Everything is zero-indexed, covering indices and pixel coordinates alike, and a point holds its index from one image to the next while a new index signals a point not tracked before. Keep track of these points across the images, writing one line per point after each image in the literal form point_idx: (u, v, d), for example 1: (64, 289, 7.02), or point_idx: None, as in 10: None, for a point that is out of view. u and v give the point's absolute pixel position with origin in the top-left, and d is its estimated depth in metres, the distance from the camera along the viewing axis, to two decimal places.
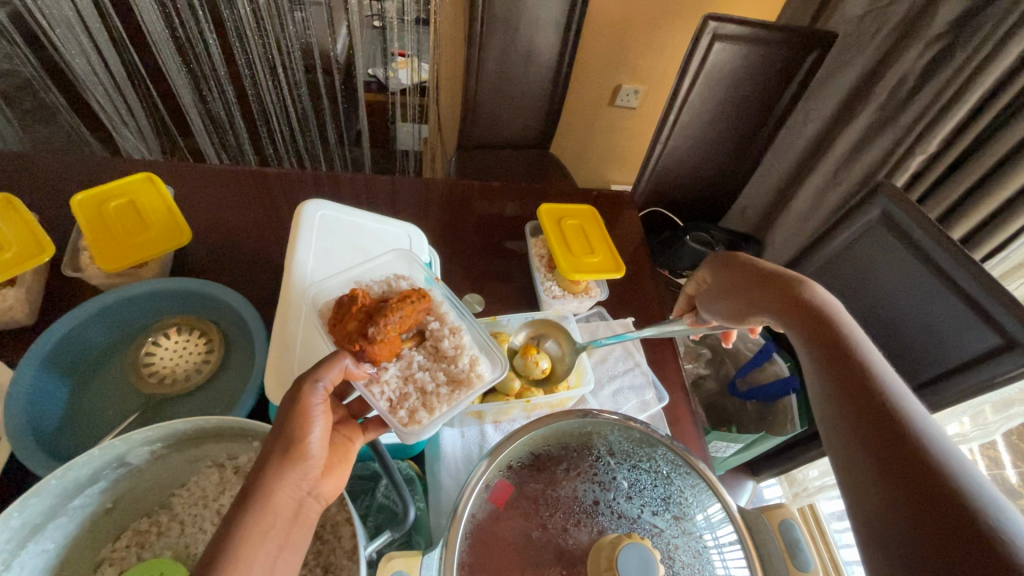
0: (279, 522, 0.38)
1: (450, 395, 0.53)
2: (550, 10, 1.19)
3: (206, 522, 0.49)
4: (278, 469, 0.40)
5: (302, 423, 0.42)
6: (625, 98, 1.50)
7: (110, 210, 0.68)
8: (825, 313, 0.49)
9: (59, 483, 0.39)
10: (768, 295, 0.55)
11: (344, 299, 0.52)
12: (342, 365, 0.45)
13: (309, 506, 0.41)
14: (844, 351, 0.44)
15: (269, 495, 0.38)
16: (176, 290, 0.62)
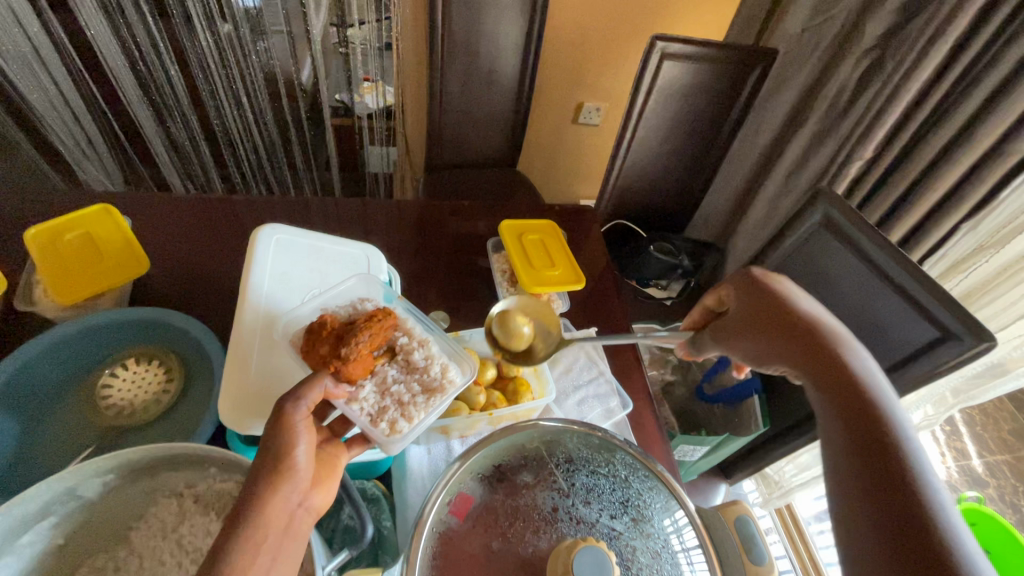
0: (272, 534, 0.38)
1: (427, 402, 0.55)
2: (508, 34, 1.24)
3: (165, 554, 0.49)
4: (267, 485, 0.40)
5: (288, 439, 0.43)
6: (588, 115, 1.54)
7: (66, 242, 0.67)
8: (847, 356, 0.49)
9: (6, 520, 0.39)
10: (773, 318, 0.55)
11: (313, 326, 0.53)
12: (320, 385, 0.46)
13: (302, 516, 0.41)
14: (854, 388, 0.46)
15: (259, 507, 0.38)
16: (134, 320, 0.62)
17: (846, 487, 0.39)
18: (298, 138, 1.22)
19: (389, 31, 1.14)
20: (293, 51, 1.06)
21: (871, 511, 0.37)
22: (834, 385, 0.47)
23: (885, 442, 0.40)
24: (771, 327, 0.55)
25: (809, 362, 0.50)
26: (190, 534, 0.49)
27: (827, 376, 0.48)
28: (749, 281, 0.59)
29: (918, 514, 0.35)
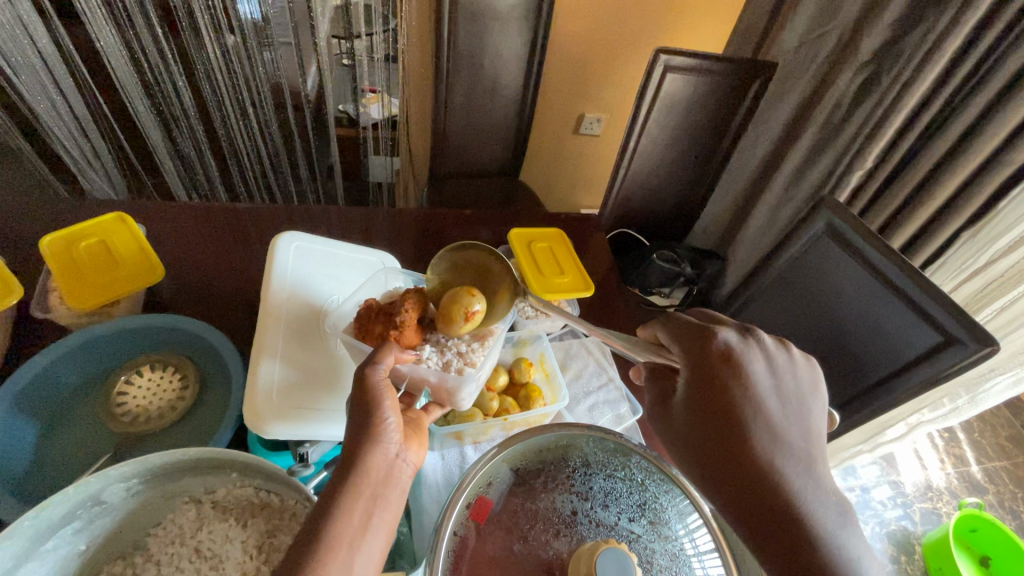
0: (375, 483, 0.42)
1: (483, 347, 0.58)
2: (511, 46, 1.26)
3: (183, 560, 0.49)
4: (368, 439, 0.44)
5: (374, 402, 0.46)
6: (588, 126, 1.56)
7: (81, 250, 0.67)
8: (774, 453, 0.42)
9: (33, 525, 0.39)
10: (716, 431, 0.44)
11: (360, 312, 0.56)
12: (391, 350, 0.50)
13: (399, 469, 0.45)
14: (783, 501, 0.40)
15: (363, 461, 0.43)
16: (149, 327, 0.62)
17: None
18: (303, 148, 1.23)
19: (395, 42, 1.15)
20: (300, 61, 1.07)
21: None
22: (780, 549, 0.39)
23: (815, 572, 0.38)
24: (711, 437, 0.44)
25: (749, 508, 0.41)
26: (208, 540, 0.49)
27: (773, 536, 0.40)
28: (703, 368, 0.46)
29: None
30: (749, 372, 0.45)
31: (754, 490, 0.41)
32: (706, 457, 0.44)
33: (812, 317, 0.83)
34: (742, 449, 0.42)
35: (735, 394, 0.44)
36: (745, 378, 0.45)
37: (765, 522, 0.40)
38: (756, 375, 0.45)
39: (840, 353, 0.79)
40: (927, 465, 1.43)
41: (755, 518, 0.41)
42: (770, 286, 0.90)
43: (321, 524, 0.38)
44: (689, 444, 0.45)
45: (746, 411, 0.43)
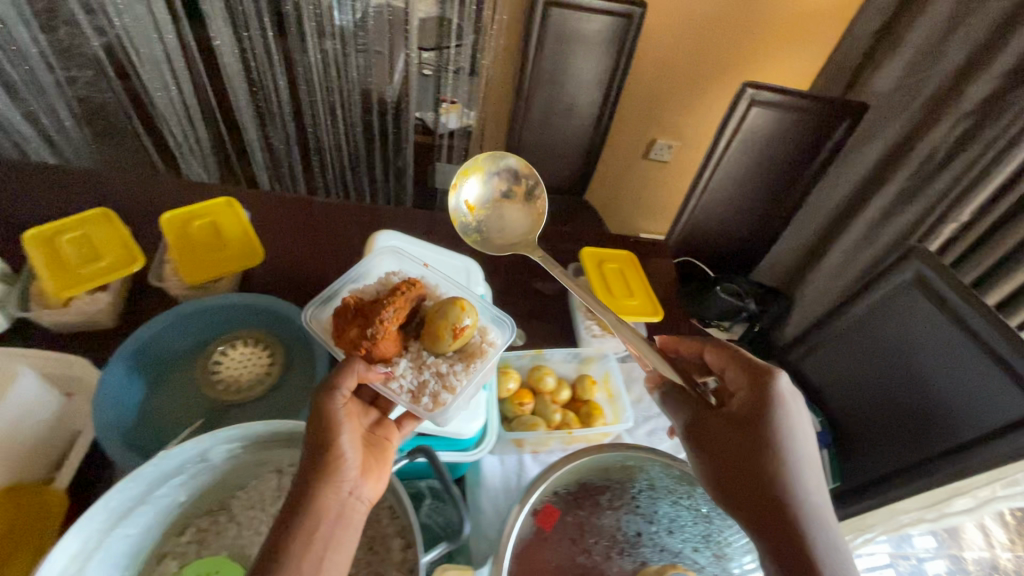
0: (327, 522, 0.42)
1: (467, 370, 0.57)
2: (591, 69, 1.27)
3: (261, 525, 0.53)
4: (320, 478, 0.44)
5: (331, 426, 0.46)
6: (659, 152, 1.56)
7: (194, 229, 0.73)
8: (795, 491, 0.45)
9: (154, 470, 0.43)
10: (754, 459, 0.46)
11: (339, 310, 0.56)
12: (352, 370, 0.49)
13: (351, 505, 0.45)
14: (793, 532, 0.43)
15: (314, 502, 0.43)
16: (249, 305, 0.67)
17: None
18: (381, 151, 1.29)
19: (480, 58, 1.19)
20: (391, 70, 1.12)
21: None
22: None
23: None
24: (744, 457, 0.47)
25: (769, 534, 0.44)
26: None
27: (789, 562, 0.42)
28: (759, 400, 0.49)
29: None
30: (797, 416, 0.49)
31: (776, 520, 0.44)
32: (731, 473, 0.47)
33: (889, 369, 0.80)
34: (772, 480, 0.45)
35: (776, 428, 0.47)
36: (793, 420, 0.48)
37: (777, 541, 0.43)
38: (801, 417, 0.49)
39: (919, 411, 0.76)
40: (993, 544, 1.32)
41: (771, 539, 0.44)
42: (843, 332, 0.87)
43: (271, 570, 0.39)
44: (724, 458, 0.48)
45: (785, 445, 0.47)
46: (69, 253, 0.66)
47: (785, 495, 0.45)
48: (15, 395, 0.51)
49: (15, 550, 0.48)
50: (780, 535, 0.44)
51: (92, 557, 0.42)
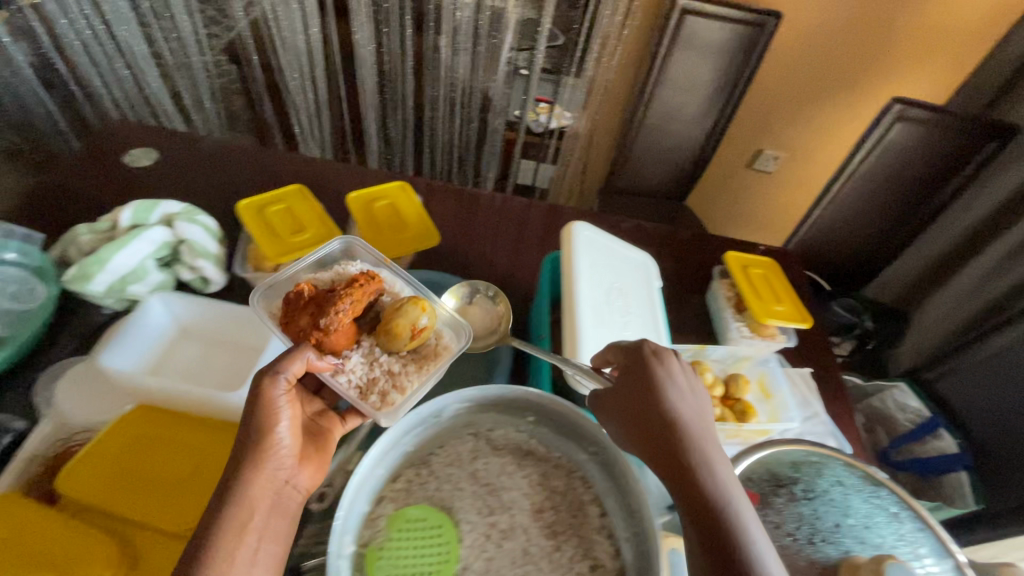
0: (257, 514, 0.44)
1: (418, 371, 0.55)
2: (708, 75, 1.26)
3: (460, 481, 0.57)
4: (253, 464, 0.45)
5: (269, 414, 0.47)
6: (763, 163, 1.49)
7: (376, 209, 0.79)
8: (704, 466, 0.42)
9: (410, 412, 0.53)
10: (663, 441, 0.43)
11: (291, 297, 0.54)
12: (301, 357, 0.48)
13: (288, 493, 0.47)
14: (712, 512, 0.39)
15: (244, 492, 0.44)
16: (431, 282, 0.76)
17: None
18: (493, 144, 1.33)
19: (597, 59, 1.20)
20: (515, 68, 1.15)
21: None
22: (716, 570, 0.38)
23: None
24: (649, 433, 0.44)
25: (691, 516, 0.40)
26: (484, 468, 0.58)
27: (714, 554, 0.38)
28: (647, 375, 0.46)
29: None
30: (689, 392, 0.46)
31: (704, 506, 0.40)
32: (644, 451, 0.44)
33: None
34: (677, 457, 0.42)
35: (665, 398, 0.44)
36: (688, 398, 0.45)
37: (696, 524, 0.40)
38: (682, 389, 0.46)
39: None
40: None
41: (692, 522, 0.40)
42: None
43: (206, 556, 0.40)
44: (638, 434, 0.45)
45: (673, 415, 0.44)
46: (278, 222, 0.73)
47: (703, 474, 0.41)
48: (269, 351, 0.60)
49: (202, 460, 0.54)
50: (697, 517, 0.40)
51: (359, 482, 0.49)
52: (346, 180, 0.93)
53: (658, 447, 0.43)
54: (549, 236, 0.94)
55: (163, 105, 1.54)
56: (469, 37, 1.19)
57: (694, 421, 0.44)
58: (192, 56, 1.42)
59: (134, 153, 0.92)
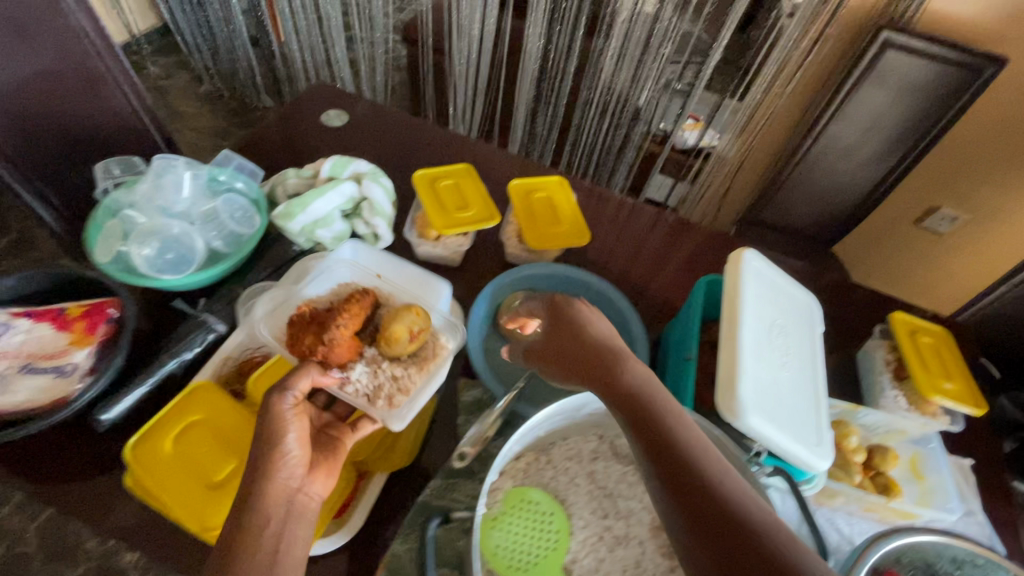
0: (274, 518, 0.45)
1: (420, 372, 0.59)
2: (892, 117, 1.15)
3: (578, 477, 0.58)
4: (265, 473, 0.47)
5: (278, 426, 0.48)
6: (936, 222, 1.33)
7: (535, 200, 0.82)
8: (635, 369, 0.49)
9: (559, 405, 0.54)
10: (597, 367, 0.49)
11: (293, 321, 0.59)
12: (308, 371, 0.52)
13: (301, 501, 0.48)
14: (651, 403, 0.45)
15: (260, 498, 0.46)
16: (569, 277, 0.72)
17: (669, 512, 0.41)
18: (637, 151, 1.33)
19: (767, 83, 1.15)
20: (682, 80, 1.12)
21: (695, 516, 0.39)
22: (674, 475, 0.41)
23: (683, 448, 0.42)
24: (588, 360, 0.50)
25: (632, 411, 0.45)
26: (603, 471, 0.59)
27: (654, 437, 0.43)
28: (569, 318, 0.54)
29: (725, 502, 0.39)
30: (601, 324, 0.54)
31: (645, 418, 0.44)
32: (587, 367, 0.50)
33: None
34: (617, 368, 0.48)
35: (596, 332, 0.52)
36: (599, 328, 0.53)
37: (637, 418, 0.45)
38: (601, 325, 0.54)
39: None
40: None
41: (633, 417, 0.45)
42: None
43: (230, 551, 0.43)
44: (579, 362, 0.51)
45: (602, 340, 0.52)
46: (446, 196, 0.79)
47: (629, 372, 0.48)
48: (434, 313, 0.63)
49: None
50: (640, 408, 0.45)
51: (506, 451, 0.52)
52: (501, 166, 0.97)
53: (596, 365, 0.49)
54: (691, 256, 0.91)
55: (342, 72, 1.71)
56: (639, 44, 1.17)
57: (617, 341, 0.52)
58: (376, 32, 1.56)
59: (330, 114, 1.02)
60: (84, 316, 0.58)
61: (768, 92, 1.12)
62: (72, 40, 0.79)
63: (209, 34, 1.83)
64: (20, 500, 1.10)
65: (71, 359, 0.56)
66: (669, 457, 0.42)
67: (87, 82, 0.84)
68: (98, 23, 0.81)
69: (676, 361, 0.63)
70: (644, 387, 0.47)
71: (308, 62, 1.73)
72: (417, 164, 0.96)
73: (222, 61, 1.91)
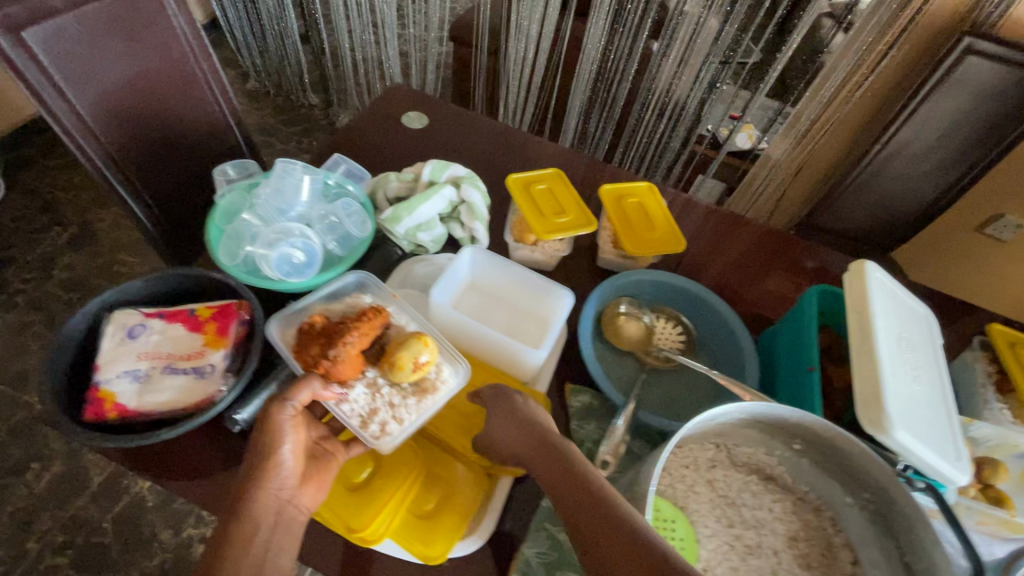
0: (262, 528, 0.47)
1: (418, 404, 0.57)
2: (964, 124, 1.13)
3: (698, 486, 0.57)
4: (257, 482, 0.48)
5: (273, 439, 0.50)
6: (998, 229, 1.24)
7: (628, 205, 0.82)
8: (568, 453, 0.51)
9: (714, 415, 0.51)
10: (540, 454, 0.51)
11: (304, 328, 0.58)
12: (307, 387, 0.52)
13: (290, 512, 0.49)
14: (586, 483, 0.47)
15: (250, 506, 0.47)
16: (669, 284, 0.73)
17: None
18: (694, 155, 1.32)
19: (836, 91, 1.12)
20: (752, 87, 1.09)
21: None
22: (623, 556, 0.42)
23: (618, 520, 0.43)
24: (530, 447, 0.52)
25: (573, 496, 0.47)
26: (722, 480, 0.58)
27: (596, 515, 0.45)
28: (504, 403, 0.56)
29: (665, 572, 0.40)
30: (535, 407, 0.56)
31: (585, 500, 0.46)
32: (532, 454, 0.52)
33: None
34: (556, 454, 0.51)
35: (532, 417, 0.54)
36: (533, 411, 0.55)
37: (578, 499, 0.47)
38: (534, 410, 0.56)
39: None
40: None
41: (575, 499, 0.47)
42: None
43: (222, 553, 0.45)
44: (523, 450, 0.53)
45: (542, 425, 0.54)
46: (543, 201, 0.79)
47: (567, 457, 0.50)
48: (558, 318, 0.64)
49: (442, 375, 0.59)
50: (579, 490, 0.47)
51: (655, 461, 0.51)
52: (583, 170, 0.97)
53: (540, 454, 0.52)
54: (776, 262, 0.91)
55: (392, 70, 1.71)
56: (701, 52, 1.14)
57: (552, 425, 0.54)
58: (430, 31, 1.55)
59: (410, 115, 1.02)
60: (214, 318, 0.60)
61: (838, 100, 1.10)
62: (172, 43, 0.80)
63: (259, 33, 1.85)
64: (96, 490, 1.12)
65: (208, 360, 0.57)
66: (602, 526, 0.44)
67: (183, 85, 0.86)
68: (196, 25, 0.82)
69: (795, 370, 0.64)
70: (579, 467, 0.49)
71: (359, 60, 1.73)
72: (498, 167, 0.97)
73: (271, 59, 1.93)
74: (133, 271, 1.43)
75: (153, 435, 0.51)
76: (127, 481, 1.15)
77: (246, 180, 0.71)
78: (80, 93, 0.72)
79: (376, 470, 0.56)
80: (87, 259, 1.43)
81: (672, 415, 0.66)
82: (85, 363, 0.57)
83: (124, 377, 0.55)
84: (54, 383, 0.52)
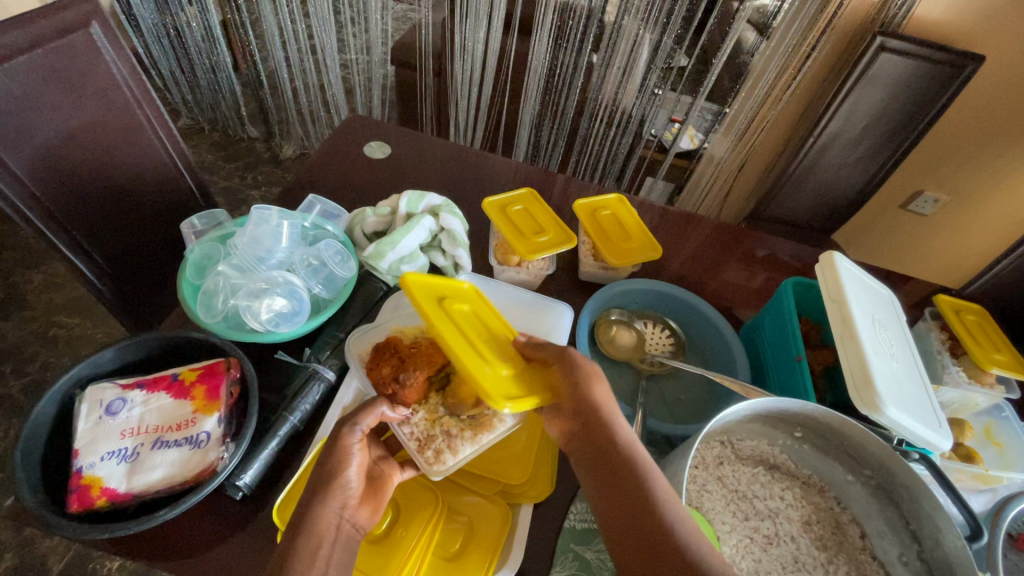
0: (327, 544, 0.44)
1: (473, 437, 0.55)
2: (884, 114, 1.23)
3: (709, 484, 0.59)
4: (320, 499, 0.46)
5: (341, 458, 0.48)
6: (920, 205, 1.42)
7: (603, 218, 0.84)
8: (609, 422, 0.49)
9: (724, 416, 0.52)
10: (583, 416, 0.50)
11: (380, 346, 0.58)
12: (375, 411, 0.51)
13: (348, 529, 0.46)
14: (625, 460, 0.47)
15: (317, 521, 0.44)
16: (657, 292, 0.76)
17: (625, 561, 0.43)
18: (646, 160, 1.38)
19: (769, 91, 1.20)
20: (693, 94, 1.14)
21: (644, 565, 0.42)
22: (636, 530, 0.43)
23: (642, 498, 0.44)
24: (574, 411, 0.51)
25: (606, 468, 0.48)
26: (732, 475, 0.60)
27: (621, 490, 0.46)
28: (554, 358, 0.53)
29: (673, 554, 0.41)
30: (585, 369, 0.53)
31: (619, 474, 0.47)
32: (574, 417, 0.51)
33: None
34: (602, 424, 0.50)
35: (579, 376, 0.52)
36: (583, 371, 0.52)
37: (608, 475, 0.47)
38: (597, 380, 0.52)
39: None
40: None
41: (607, 469, 0.48)
42: None
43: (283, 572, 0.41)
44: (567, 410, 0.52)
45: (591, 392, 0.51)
46: (520, 221, 0.80)
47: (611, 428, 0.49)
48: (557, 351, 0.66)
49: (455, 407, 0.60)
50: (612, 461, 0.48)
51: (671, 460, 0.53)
52: (552, 185, 0.99)
53: (583, 417, 0.50)
54: (745, 258, 0.95)
55: (336, 98, 1.67)
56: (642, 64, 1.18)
57: (601, 389, 0.52)
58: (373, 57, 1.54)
59: (372, 145, 1.00)
60: (200, 381, 0.56)
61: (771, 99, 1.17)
62: (112, 91, 0.76)
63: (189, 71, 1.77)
64: None
65: (201, 428, 0.53)
66: (622, 509, 0.45)
67: (126, 134, 0.80)
68: (136, 69, 0.78)
69: (784, 360, 0.67)
70: (618, 446, 0.48)
71: (299, 89, 1.69)
72: (467, 189, 0.97)
73: (203, 94, 1.84)
74: (72, 332, 1.31)
75: (152, 518, 0.47)
76: (94, 563, 1.05)
77: (218, 232, 0.68)
78: (14, 152, 0.66)
79: (396, 517, 0.54)
80: (19, 324, 1.31)
81: (675, 418, 0.68)
82: (61, 448, 0.52)
83: (109, 459, 0.50)
84: (27, 473, 0.47)
